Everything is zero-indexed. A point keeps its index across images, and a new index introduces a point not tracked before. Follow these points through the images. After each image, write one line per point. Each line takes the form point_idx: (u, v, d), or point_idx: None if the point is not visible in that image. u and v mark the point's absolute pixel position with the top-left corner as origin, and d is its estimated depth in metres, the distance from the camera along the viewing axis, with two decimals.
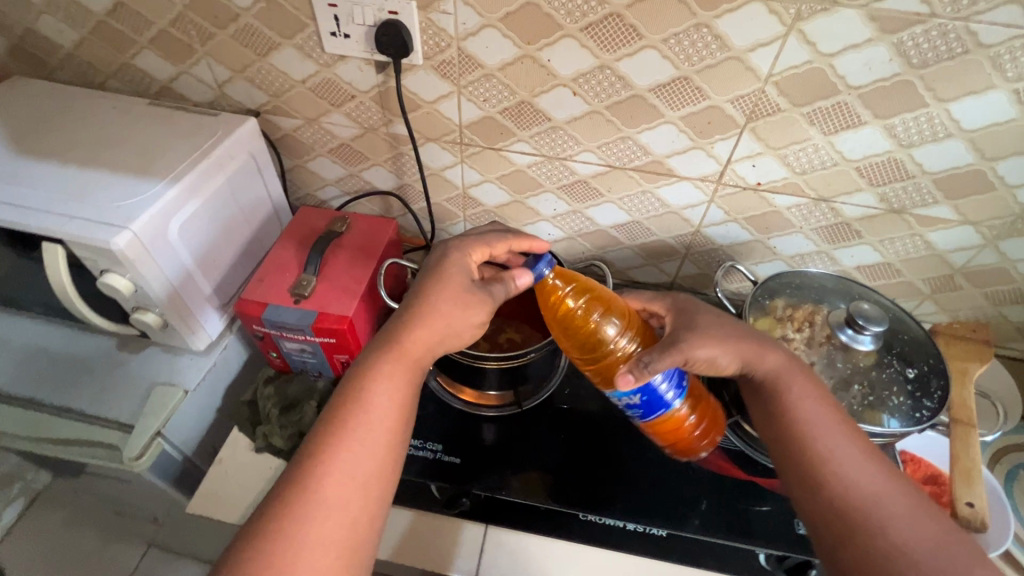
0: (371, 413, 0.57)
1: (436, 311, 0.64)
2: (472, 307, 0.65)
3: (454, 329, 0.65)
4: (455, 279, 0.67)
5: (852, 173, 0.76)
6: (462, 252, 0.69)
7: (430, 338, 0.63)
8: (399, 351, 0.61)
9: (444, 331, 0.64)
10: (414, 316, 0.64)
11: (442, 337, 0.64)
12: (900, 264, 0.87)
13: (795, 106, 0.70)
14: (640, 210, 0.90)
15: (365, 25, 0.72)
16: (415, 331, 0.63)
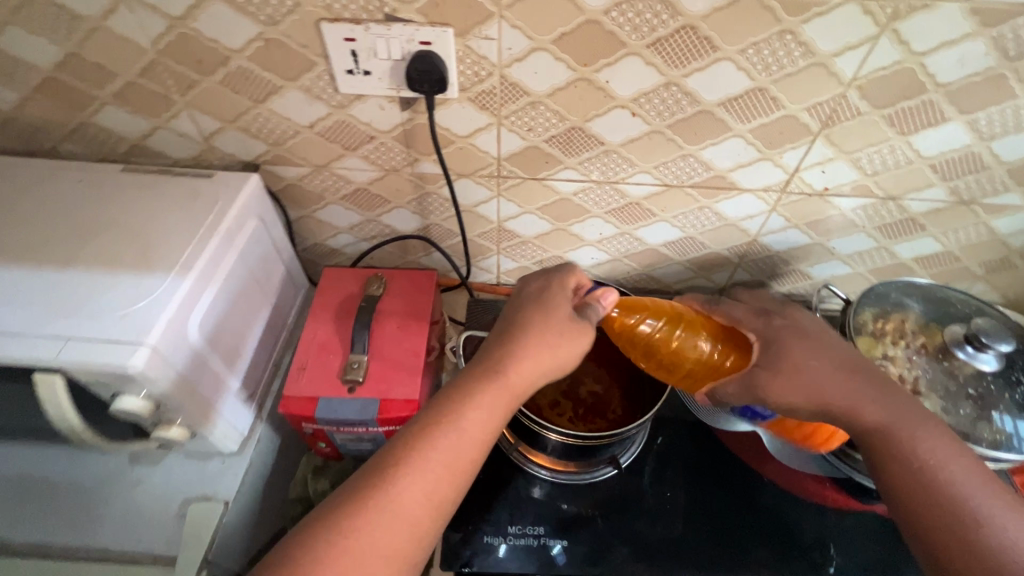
0: (465, 450, 0.51)
1: (544, 337, 0.57)
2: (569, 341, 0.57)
3: (561, 354, 0.57)
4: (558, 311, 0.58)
5: (926, 170, 0.72)
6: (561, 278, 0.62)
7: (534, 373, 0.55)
8: (502, 384, 0.54)
9: (548, 360, 0.57)
10: (519, 347, 0.56)
11: (547, 365, 0.56)
12: (959, 251, 0.85)
13: (876, 109, 0.65)
14: (694, 226, 0.84)
15: (391, 59, 0.61)
16: (517, 361, 0.55)
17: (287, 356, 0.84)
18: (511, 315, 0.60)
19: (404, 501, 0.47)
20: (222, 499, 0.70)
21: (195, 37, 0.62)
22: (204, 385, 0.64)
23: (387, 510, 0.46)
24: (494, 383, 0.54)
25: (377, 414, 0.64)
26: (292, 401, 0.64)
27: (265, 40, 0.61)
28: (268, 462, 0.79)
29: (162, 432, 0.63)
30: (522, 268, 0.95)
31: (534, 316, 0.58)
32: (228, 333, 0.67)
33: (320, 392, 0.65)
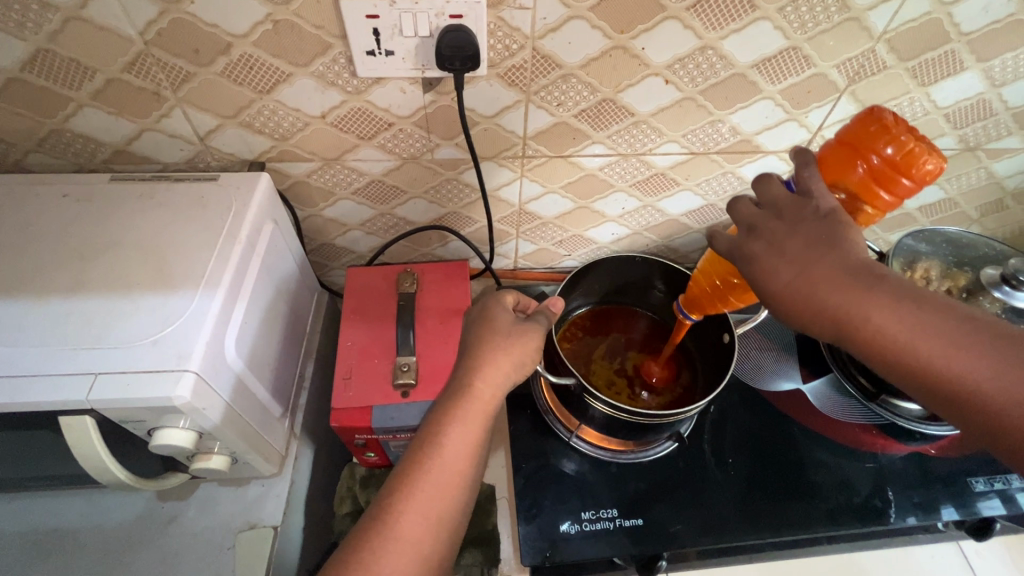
0: (451, 473, 0.49)
1: (494, 346, 0.55)
2: (524, 338, 0.56)
3: (521, 357, 0.56)
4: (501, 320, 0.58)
5: (940, 120, 0.74)
6: (495, 295, 0.61)
7: (499, 375, 0.54)
8: (472, 397, 0.52)
9: (514, 365, 0.54)
10: (477, 359, 0.54)
11: (513, 372, 0.55)
12: (959, 197, 0.89)
13: (901, 62, 0.65)
14: (716, 192, 0.83)
15: (418, 36, 0.56)
16: (484, 372, 0.53)
17: (309, 367, 0.79)
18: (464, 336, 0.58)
19: (395, 539, 0.45)
20: (270, 526, 0.65)
21: (191, 23, 0.55)
22: (242, 407, 0.58)
23: (379, 548, 0.45)
24: (463, 400, 0.52)
25: None
26: (344, 413, 0.60)
27: (274, 22, 0.55)
28: (308, 479, 0.74)
29: (202, 463, 0.57)
30: (542, 250, 0.92)
31: (485, 329, 0.57)
32: (255, 350, 0.61)
33: (373, 400, 0.61)
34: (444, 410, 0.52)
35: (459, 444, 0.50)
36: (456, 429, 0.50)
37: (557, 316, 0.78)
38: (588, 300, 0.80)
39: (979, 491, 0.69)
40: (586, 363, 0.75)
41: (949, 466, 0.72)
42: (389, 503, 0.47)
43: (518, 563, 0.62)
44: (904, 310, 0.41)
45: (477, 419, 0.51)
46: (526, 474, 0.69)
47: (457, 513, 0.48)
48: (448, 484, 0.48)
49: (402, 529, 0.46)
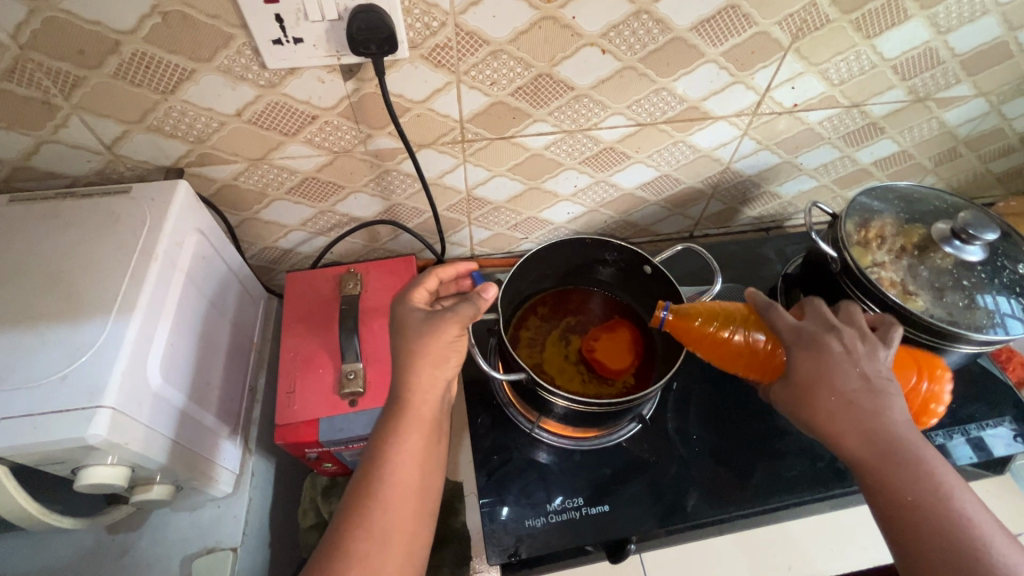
0: (399, 485, 0.49)
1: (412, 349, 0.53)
2: (442, 333, 0.53)
3: (441, 356, 0.53)
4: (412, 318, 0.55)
5: (887, 73, 0.72)
6: (404, 297, 0.57)
7: (434, 384, 0.53)
8: (412, 413, 0.51)
9: (437, 365, 0.53)
10: (402, 364, 0.53)
11: (441, 371, 0.53)
12: (913, 148, 0.88)
13: (844, 14, 0.63)
14: (670, 163, 0.81)
15: (326, 20, 0.52)
16: (414, 379, 0.52)
17: (262, 378, 0.76)
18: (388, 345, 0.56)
19: (353, 558, 0.45)
20: (229, 548, 0.63)
21: (69, 21, 0.49)
22: (178, 435, 0.55)
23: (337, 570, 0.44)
24: (404, 411, 0.51)
25: None
26: (290, 429, 0.57)
27: (163, 15, 0.50)
28: (269, 495, 0.72)
29: (142, 494, 0.54)
30: (497, 235, 0.89)
31: (404, 333, 0.54)
32: (191, 373, 0.58)
33: (320, 412, 0.58)
34: (386, 424, 0.52)
35: (404, 456, 0.49)
36: (398, 440, 0.50)
37: (513, 303, 0.76)
38: (545, 284, 0.78)
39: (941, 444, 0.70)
40: (543, 347, 0.73)
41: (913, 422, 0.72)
42: (344, 521, 0.47)
43: (487, 561, 0.61)
44: (868, 421, 0.49)
45: (422, 431, 0.51)
46: (491, 470, 0.67)
47: (415, 521, 0.49)
48: (400, 497, 0.48)
49: (357, 547, 0.45)
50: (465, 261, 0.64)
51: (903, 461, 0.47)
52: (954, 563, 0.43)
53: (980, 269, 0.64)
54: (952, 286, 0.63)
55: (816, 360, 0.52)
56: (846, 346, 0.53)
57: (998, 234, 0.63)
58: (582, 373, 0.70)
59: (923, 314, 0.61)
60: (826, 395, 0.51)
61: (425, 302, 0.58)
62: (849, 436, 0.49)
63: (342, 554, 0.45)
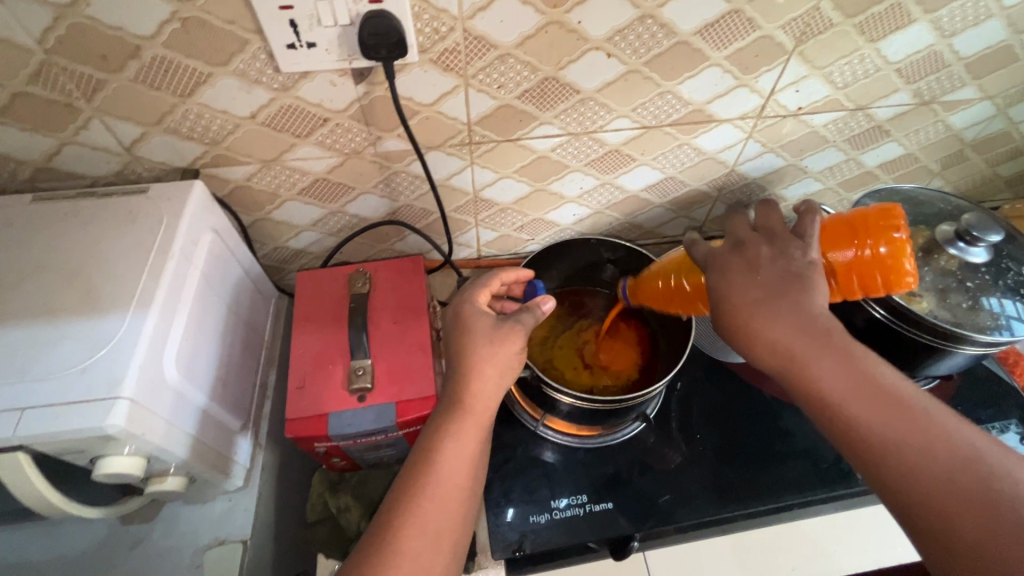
0: (448, 486, 0.50)
1: (479, 353, 0.55)
2: (511, 338, 0.56)
3: (504, 364, 0.56)
4: (480, 323, 0.58)
5: (892, 76, 0.72)
6: (470, 295, 0.60)
7: (492, 390, 0.54)
8: (466, 413, 0.53)
9: (502, 373, 0.55)
10: (462, 371, 0.55)
11: (503, 380, 0.55)
12: (919, 152, 0.88)
13: (848, 18, 0.64)
14: (675, 165, 0.82)
15: (339, 25, 0.53)
16: (476, 384, 0.54)
17: (272, 375, 0.77)
18: (449, 341, 0.58)
19: (402, 555, 0.46)
20: (239, 540, 0.64)
21: (92, 27, 0.51)
22: (193, 427, 0.56)
23: (386, 563, 0.45)
24: (463, 413, 0.53)
25: (396, 418, 0.59)
26: (301, 423, 0.59)
27: (182, 20, 0.52)
28: (277, 489, 0.73)
29: (156, 485, 0.56)
30: (504, 236, 0.90)
31: (471, 337, 0.56)
32: (208, 368, 0.60)
33: (330, 407, 0.59)
34: (440, 423, 0.53)
35: (456, 458, 0.51)
36: (454, 443, 0.51)
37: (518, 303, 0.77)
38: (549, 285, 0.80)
39: None
40: (552, 343, 0.74)
41: None
42: (391, 519, 0.48)
43: (491, 557, 0.62)
44: (789, 316, 0.48)
45: (476, 431, 0.53)
46: (496, 467, 0.68)
47: (459, 519, 0.50)
48: (448, 496, 0.49)
49: (409, 546, 0.46)
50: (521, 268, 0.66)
51: (824, 355, 0.47)
52: (895, 448, 0.43)
53: (985, 271, 0.64)
54: (955, 287, 0.64)
55: (765, 313, 0.49)
56: (749, 259, 0.53)
57: (1002, 236, 0.63)
58: (591, 368, 0.72)
59: (927, 315, 0.62)
60: (744, 309, 0.50)
61: (487, 302, 0.61)
62: (765, 344, 0.48)
63: (392, 546, 0.46)
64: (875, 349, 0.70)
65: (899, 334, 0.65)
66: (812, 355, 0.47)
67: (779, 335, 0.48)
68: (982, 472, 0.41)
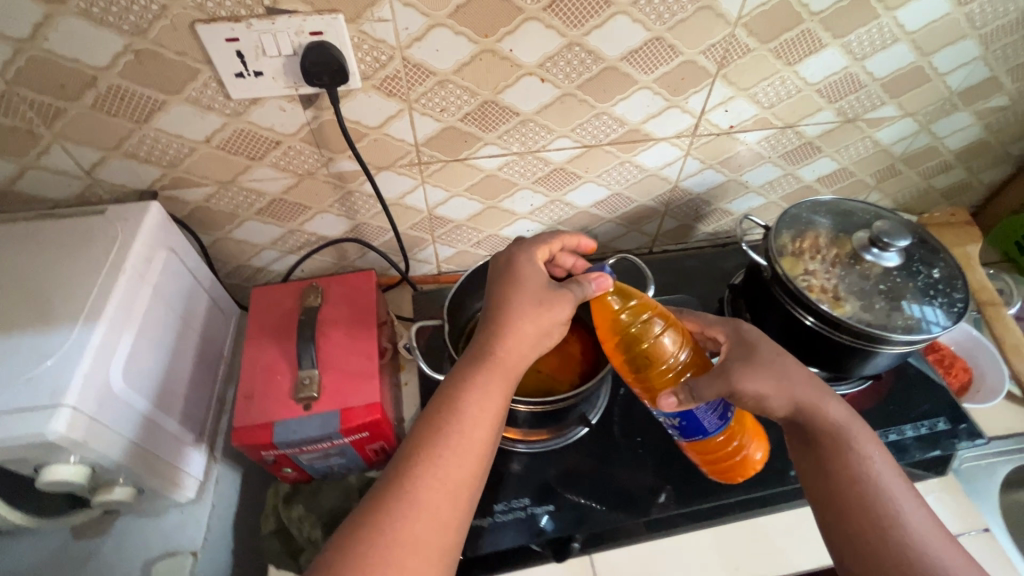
0: (471, 437, 0.52)
1: (522, 309, 0.57)
2: (554, 302, 0.58)
3: (545, 329, 0.58)
4: (529, 280, 0.60)
5: (813, 96, 0.78)
6: (528, 249, 0.63)
7: (525, 346, 0.57)
8: (497, 364, 0.56)
9: (541, 333, 0.58)
10: (499, 329, 0.57)
11: (538, 339, 0.58)
12: (853, 166, 0.93)
13: (763, 43, 0.69)
14: (620, 181, 0.86)
15: (283, 55, 0.58)
16: (512, 342, 0.56)
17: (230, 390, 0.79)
18: (491, 298, 0.60)
19: (420, 502, 0.49)
20: (188, 551, 0.65)
21: (50, 59, 0.55)
22: (141, 438, 0.58)
23: (401, 515, 0.48)
24: (486, 371, 0.55)
25: (340, 425, 0.61)
26: (246, 432, 0.60)
27: (135, 53, 0.56)
28: (230, 502, 0.74)
29: (104, 495, 0.57)
30: (462, 252, 0.94)
31: (504, 299, 0.59)
32: (155, 381, 0.62)
33: (275, 416, 0.61)
34: (468, 382, 0.55)
35: (482, 407, 0.53)
36: (480, 396, 0.54)
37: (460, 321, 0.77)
38: None
39: (883, 440, 0.73)
40: None
41: None
42: (412, 465, 0.50)
43: None
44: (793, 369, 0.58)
45: (502, 392, 0.55)
46: None
47: (478, 475, 0.52)
48: (465, 455, 0.52)
49: (427, 495, 0.49)
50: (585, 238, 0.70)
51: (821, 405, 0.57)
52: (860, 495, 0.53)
53: (899, 274, 0.69)
54: (874, 291, 0.68)
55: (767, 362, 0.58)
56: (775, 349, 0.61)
57: (911, 240, 0.68)
58: (540, 372, 0.73)
59: (847, 318, 0.66)
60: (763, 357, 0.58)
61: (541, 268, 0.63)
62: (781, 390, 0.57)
63: (410, 498, 0.49)
64: (811, 355, 0.73)
65: (828, 337, 0.68)
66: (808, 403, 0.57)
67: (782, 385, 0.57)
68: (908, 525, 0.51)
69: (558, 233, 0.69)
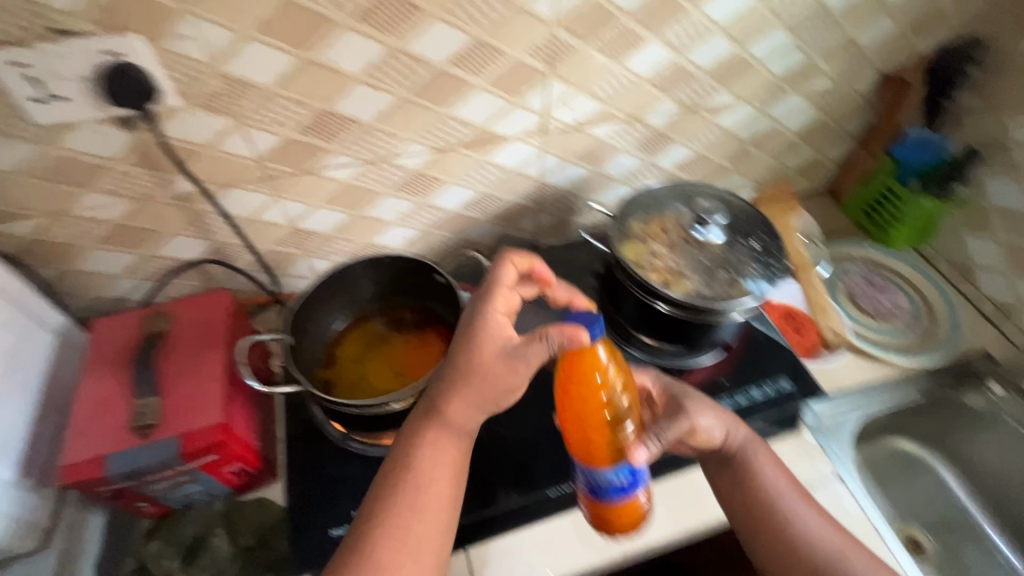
0: (433, 496, 0.53)
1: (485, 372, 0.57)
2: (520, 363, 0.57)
3: (504, 391, 0.57)
4: (495, 340, 0.58)
5: (649, 88, 0.83)
6: (491, 305, 0.59)
7: (481, 407, 0.57)
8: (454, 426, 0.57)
9: (500, 394, 0.57)
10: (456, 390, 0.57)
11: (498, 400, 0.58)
12: (708, 152, 0.99)
13: (585, 41, 0.73)
14: (485, 182, 0.88)
15: (80, 78, 0.58)
16: (469, 405, 0.57)
17: None
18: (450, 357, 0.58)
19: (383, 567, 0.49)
20: None
21: None
22: None
23: None
24: (451, 432, 0.56)
25: (180, 449, 0.59)
26: (76, 468, 0.58)
27: None
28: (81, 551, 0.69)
29: None
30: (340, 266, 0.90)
31: (476, 355, 0.57)
32: (11, 439, 0.62)
33: (107, 448, 0.59)
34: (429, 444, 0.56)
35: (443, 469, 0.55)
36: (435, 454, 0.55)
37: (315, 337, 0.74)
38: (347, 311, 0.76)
39: (737, 405, 0.77)
40: (365, 360, 0.73)
41: (712, 390, 0.79)
42: (372, 532, 0.51)
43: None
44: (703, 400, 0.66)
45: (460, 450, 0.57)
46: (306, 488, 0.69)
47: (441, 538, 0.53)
48: (438, 511, 0.53)
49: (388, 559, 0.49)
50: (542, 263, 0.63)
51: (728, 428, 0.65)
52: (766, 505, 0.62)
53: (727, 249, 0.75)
54: (706, 267, 0.73)
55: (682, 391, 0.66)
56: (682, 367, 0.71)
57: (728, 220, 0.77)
58: (401, 376, 0.71)
59: (683, 295, 0.70)
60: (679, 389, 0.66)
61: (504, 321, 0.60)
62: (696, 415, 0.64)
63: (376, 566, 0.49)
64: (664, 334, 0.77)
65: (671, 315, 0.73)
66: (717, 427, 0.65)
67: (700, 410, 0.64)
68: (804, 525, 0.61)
69: (504, 257, 0.62)
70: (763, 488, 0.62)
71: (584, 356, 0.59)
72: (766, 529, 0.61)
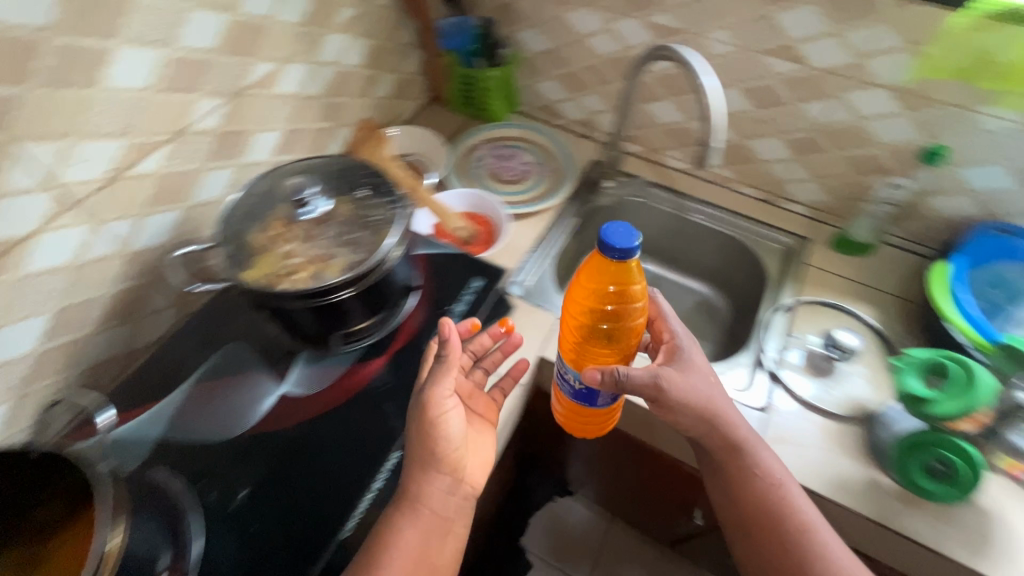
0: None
1: (432, 452, 0.61)
2: (448, 431, 0.61)
3: (456, 462, 0.62)
4: (445, 419, 0.62)
5: (167, 96, 0.71)
6: (440, 378, 0.62)
7: (441, 484, 0.61)
8: (417, 505, 0.60)
9: (454, 468, 0.62)
10: (416, 477, 0.60)
11: (457, 471, 0.63)
12: (295, 123, 0.93)
13: (24, 83, 0.57)
14: (52, 296, 0.67)
15: None
16: (428, 481, 0.61)
17: None
18: (415, 441, 0.62)
19: None
20: None
21: None
22: None
23: None
24: (419, 509, 0.60)
25: None
26: None
27: None
28: None
29: None
30: None
31: (416, 430, 0.62)
32: None
33: None
34: (400, 525, 0.59)
35: (410, 542, 0.58)
36: (406, 530, 0.59)
37: None
38: None
39: None
40: None
41: (427, 329, 0.80)
42: None
43: None
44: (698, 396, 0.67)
45: (434, 535, 0.60)
46: None
47: None
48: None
49: None
50: (513, 334, 0.79)
51: (726, 426, 0.68)
52: (768, 502, 0.68)
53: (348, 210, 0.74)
54: (342, 238, 0.72)
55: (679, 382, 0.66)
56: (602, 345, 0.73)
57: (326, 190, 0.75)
58: None
59: (335, 278, 0.67)
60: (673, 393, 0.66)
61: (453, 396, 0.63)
62: (691, 406, 0.67)
63: None
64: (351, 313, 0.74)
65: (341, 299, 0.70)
66: (708, 420, 0.68)
67: (691, 409, 0.67)
68: (813, 533, 0.66)
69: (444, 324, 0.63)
70: (748, 480, 0.68)
71: (610, 265, 0.64)
72: (770, 535, 0.67)
